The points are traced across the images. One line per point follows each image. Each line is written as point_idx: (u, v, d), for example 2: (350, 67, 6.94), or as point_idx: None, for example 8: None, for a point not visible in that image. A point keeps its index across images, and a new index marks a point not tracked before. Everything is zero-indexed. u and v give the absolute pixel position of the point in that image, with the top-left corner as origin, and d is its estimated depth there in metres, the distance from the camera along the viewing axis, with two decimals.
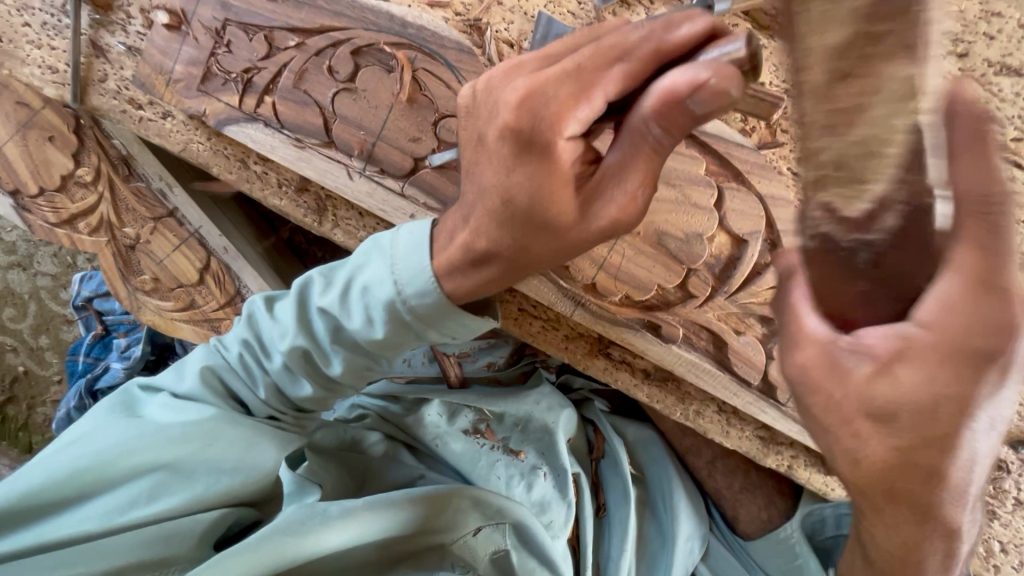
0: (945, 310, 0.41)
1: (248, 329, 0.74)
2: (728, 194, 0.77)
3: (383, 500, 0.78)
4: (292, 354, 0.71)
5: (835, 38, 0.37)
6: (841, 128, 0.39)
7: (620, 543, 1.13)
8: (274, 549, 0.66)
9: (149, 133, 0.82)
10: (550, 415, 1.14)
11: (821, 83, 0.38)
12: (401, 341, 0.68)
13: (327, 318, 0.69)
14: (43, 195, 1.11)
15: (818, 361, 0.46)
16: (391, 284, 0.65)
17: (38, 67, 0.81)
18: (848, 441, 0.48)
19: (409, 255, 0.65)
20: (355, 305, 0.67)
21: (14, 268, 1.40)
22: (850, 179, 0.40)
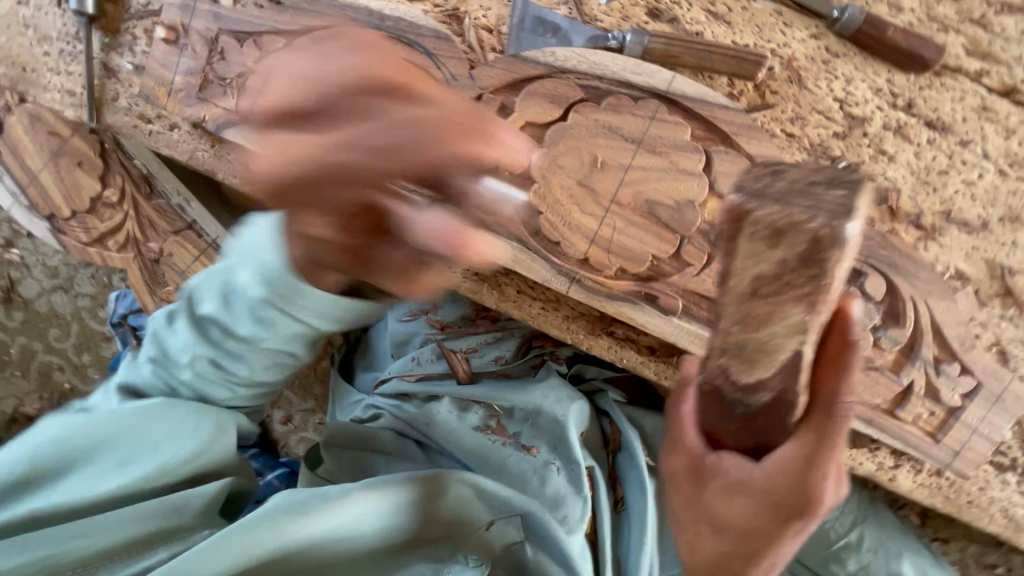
0: (781, 471, 0.51)
1: (154, 346, 0.79)
2: (716, 158, 0.76)
3: (385, 481, 0.81)
4: (201, 361, 0.76)
5: (761, 267, 0.49)
6: (751, 325, 0.51)
7: (640, 538, 1.08)
8: (270, 530, 0.69)
9: (159, 145, 0.87)
10: (559, 407, 1.13)
11: (744, 291, 0.50)
12: (293, 329, 0.73)
13: (216, 323, 0.73)
14: (76, 217, 1.19)
15: (687, 469, 0.57)
16: (262, 281, 0.70)
17: (59, 91, 0.89)
18: (686, 534, 0.59)
19: (265, 253, 0.69)
20: (229, 307, 0.72)
21: (58, 291, 1.50)
22: (747, 358, 0.52)
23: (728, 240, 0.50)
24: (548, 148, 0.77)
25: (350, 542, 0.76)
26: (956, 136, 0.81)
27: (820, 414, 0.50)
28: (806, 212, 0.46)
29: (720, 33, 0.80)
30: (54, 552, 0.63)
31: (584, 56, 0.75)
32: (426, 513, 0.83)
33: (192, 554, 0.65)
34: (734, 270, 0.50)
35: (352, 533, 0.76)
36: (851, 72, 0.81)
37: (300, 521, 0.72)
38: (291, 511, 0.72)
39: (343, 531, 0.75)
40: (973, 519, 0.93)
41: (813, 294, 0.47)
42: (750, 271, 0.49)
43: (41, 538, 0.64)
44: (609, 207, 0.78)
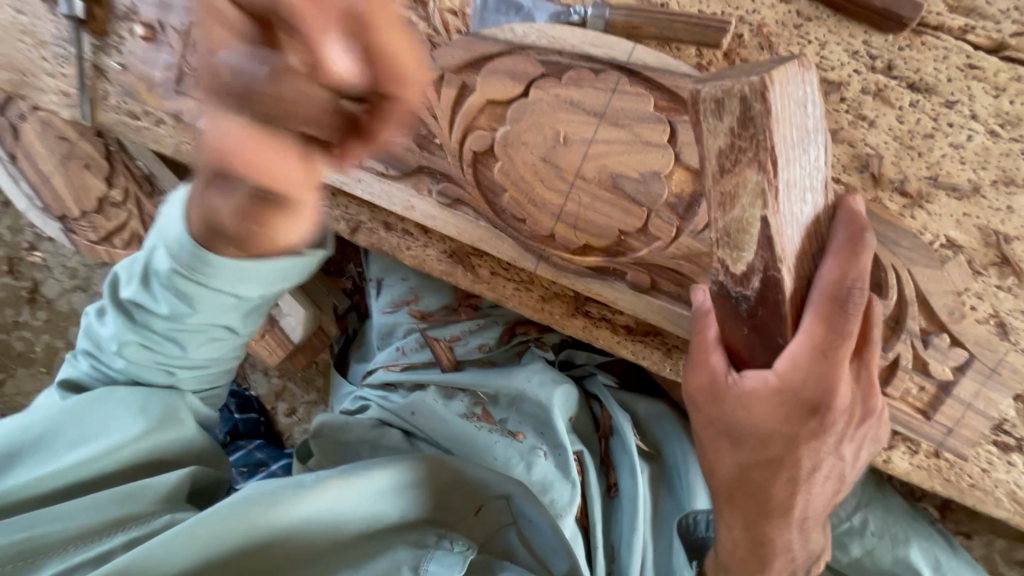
0: (793, 367, 0.57)
1: (87, 338, 0.80)
2: (680, 127, 0.74)
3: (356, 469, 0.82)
4: (131, 346, 0.75)
5: (720, 143, 0.52)
6: (727, 207, 0.54)
7: (631, 522, 1.06)
8: (240, 519, 0.71)
9: (149, 140, 0.93)
10: (543, 392, 1.11)
11: (714, 171, 0.54)
12: (224, 306, 0.69)
13: (139, 307, 0.72)
14: (86, 217, 1.26)
15: (708, 384, 0.64)
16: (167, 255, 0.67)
17: (57, 94, 0.94)
18: (710, 450, 0.67)
19: (192, 257, 0.64)
20: (156, 290, 0.70)
21: (78, 290, 1.59)
22: (734, 244, 0.56)
23: (695, 121, 0.54)
24: (510, 125, 0.77)
25: (318, 536, 0.76)
26: (939, 98, 0.77)
27: (834, 313, 0.55)
28: (737, 81, 0.49)
29: (685, 3, 0.79)
30: (29, 536, 0.65)
31: (543, 32, 0.75)
32: (401, 503, 0.85)
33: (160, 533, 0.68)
34: (706, 145, 0.53)
35: (316, 523, 0.76)
36: (825, 36, 0.78)
37: (268, 510, 0.73)
38: (259, 500, 0.73)
39: (316, 524, 0.76)
40: (977, 503, 0.88)
41: (764, 154, 0.49)
42: (714, 147, 0.53)
43: (23, 523, 0.66)
44: (573, 181, 0.78)
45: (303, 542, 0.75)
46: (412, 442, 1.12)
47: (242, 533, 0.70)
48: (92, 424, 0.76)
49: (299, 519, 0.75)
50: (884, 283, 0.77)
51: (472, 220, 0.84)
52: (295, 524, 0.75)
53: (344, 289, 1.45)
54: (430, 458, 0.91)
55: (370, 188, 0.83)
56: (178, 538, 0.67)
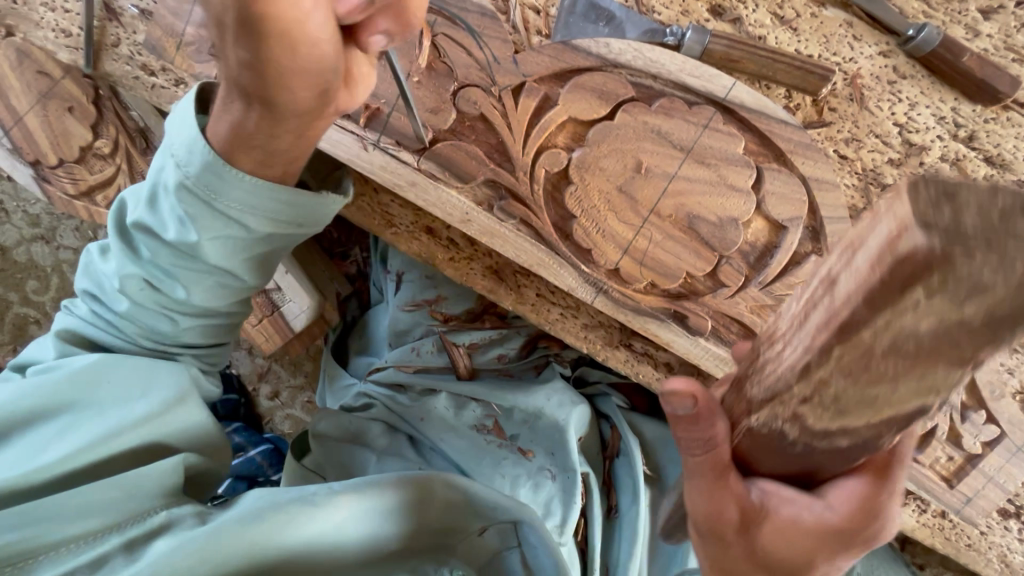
0: (846, 500, 0.51)
1: (86, 278, 0.73)
2: (767, 175, 0.71)
3: (370, 484, 0.79)
4: (132, 282, 0.68)
5: (921, 322, 0.34)
6: (861, 379, 0.38)
7: (630, 547, 1.06)
8: (245, 534, 0.67)
9: (161, 100, 0.80)
10: (561, 412, 1.07)
11: (877, 347, 0.36)
12: (225, 228, 0.64)
13: (145, 234, 0.67)
14: (63, 166, 1.10)
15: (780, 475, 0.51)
16: (173, 169, 0.63)
17: (52, 30, 0.80)
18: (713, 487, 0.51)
19: (176, 128, 0.63)
20: (166, 211, 0.65)
21: (38, 241, 1.42)
22: (839, 410, 0.40)
23: (884, 286, 0.33)
24: (588, 147, 0.71)
25: (326, 555, 0.73)
26: (1013, 175, 0.77)
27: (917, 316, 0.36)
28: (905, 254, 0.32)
29: (783, 39, 0.74)
30: (8, 542, 0.59)
31: (639, 50, 0.69)
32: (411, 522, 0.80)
33: (160, 553, 0.61)
34: (889, 323, 0.34)
35: (328, 543, 0.73)
36: (916, 96, 0.76)
37: (278, 530, 0.69)
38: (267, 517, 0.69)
39: (318, 542, 0.72)
40: (968, 560, 0.92)
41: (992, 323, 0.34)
42: (912, 326, 0.34)
43: (11, 519, 0.60)
44: (647, 217, 0.73)
45: (317, 559, 0.72)
46: (419, 451, 1.07)
47: (246, 548, 0.66)
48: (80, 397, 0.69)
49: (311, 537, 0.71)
50: None
51: (532, 244, 0.75)
52: (308, 543, 0.71)
53: (347, 275, 1.36)
54: (439, 479, 0.84)
55: (426, 194, 0.75)
56: (167, 563, 0.61)
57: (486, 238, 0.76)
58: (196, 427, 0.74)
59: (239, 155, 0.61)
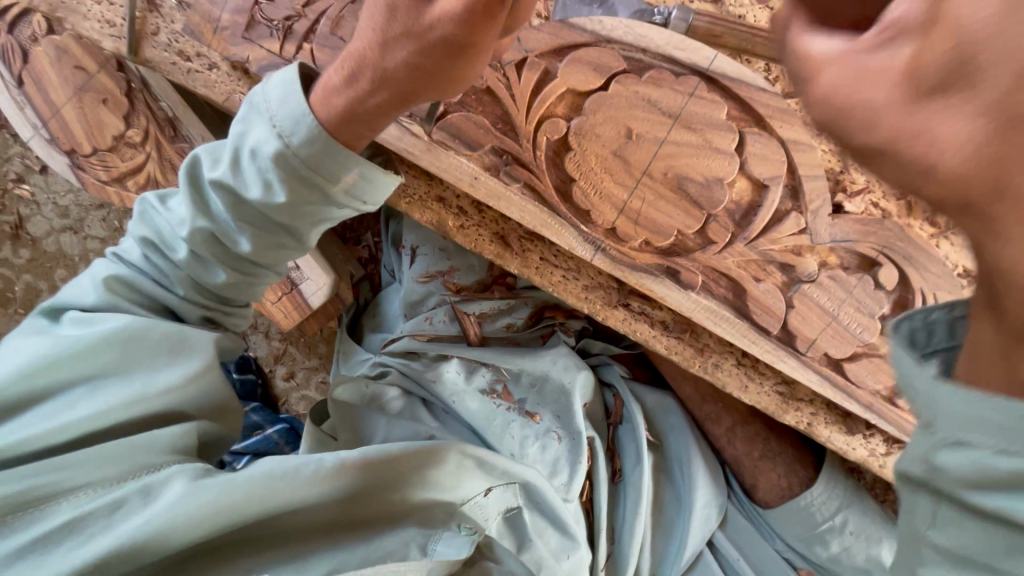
0: None
1: (145, 226, 0.77)
2: (749, 138, 0.77)
3: (378, 450, 0.83)
4: (198, 233, 0.73)
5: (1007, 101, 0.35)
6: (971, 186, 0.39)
7: (636, 509, 1.11)
8: (260, 488, 0.71)
9: (196, 84, 0.88)
10: (566, 375, 1.15)
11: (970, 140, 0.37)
12: (306, 196, 0.69)
13: (222, 191, 0.71)
14: (97, 154, 1.18)
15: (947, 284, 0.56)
16: (272, 137, 0.67)
17: (97, 21, 0.88)
18: None
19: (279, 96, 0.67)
20: (248, 170, 0.69)
21: (68, 231, 1.50)
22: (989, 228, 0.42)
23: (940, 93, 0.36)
24: (585, 116, 0.79)
25: (339, 509, 0.78)
26: None
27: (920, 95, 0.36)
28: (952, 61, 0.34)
29: (761, 16, 0.82)
30: (25, 488, 0.65)
31: (630, 27, 0.76)
32: (423, 481, 0.85)
33: (166, 509, 0.66)
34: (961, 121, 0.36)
35: (345, 498, 0.78)
36: None
37: (293, 484, 0.73)
38: (280, 473, 0.73)
39: (334, 495, 0.77)
40: None
41: None
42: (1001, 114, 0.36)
43: (31, 469, 0.66)
44: (640, 178, 0.80)
45: (331, 513, 0.77)
46: (434, 415, 1.14)
47: (261, 500, 0.71)
48: (92, 364, 0.72)
49: (326, 491, 0.77)
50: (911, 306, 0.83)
51: (535, 204, 0.84)
52: (322, 496, 0.76)
53: (360, 258, 1.45)
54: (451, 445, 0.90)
55: (440, 161, 0.83)
56: (180, 509, 0.66)
57: (494, 201, 0.85)
58: (209, 397, 0.79)
59: (340, 131, 0.67)
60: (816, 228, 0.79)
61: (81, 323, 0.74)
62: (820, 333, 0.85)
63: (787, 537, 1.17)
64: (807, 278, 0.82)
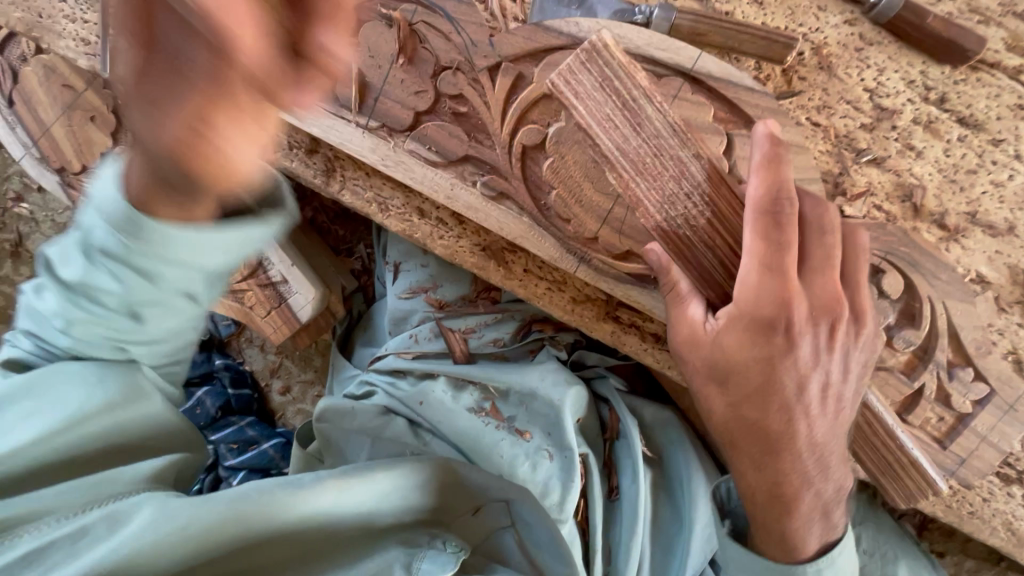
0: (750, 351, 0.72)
1: (32, 317, 0.66)
2: (737, 141, 0.74)
3: (355, 469, 0.81)
4: (78, 320, 0.61)
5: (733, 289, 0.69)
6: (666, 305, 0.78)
7: (631, 527, 1.06)
8: (230, 517, 0.68)
9: None
10: (555, 392, 1.09)
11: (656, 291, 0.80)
12: (182, 267, 0.56)
13: (89, 291, 0.58)
14: (86, 172, 1.18)
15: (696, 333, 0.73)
16: (101, 221, 0.55)
17: (73, 39, 0.87)
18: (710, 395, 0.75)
19: (213, 247, 0.55)
20: (99, 268, 0.57)
21: None
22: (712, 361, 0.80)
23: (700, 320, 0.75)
24: (563, 122, 0.74)
25: (317, 531, 0.75)
26: (987, 134, 0.78)
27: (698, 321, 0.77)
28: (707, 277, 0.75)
29: (749, 13, 0.78)
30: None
31: (607, 28, 0.73)
32: (403, 501, 0.83)
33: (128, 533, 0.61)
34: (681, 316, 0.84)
35: (316, 524, 0.74)
36: (884, 62, 0.78)
37: (267, 508, 0.71)
38: (256, 498, 0.71)
39: (310, 517, 0.74)
40: (973, 530, 0.89)
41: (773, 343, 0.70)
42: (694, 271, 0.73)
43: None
44: (623, 186, 0.76)
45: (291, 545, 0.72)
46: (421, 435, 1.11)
47: (233, 529, 0.68)
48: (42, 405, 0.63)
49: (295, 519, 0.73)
50: (917, 313, 0.78)
51: (516, 216, 0.80)
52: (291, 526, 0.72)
53: (353, 270, 1.42)
54: (435, 460, 0.89)
55: (414, 173, 0.81)
56: (150, 537, 0.62)
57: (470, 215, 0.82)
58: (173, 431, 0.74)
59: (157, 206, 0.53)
60: None
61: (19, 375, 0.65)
62: None
63: None
64: None
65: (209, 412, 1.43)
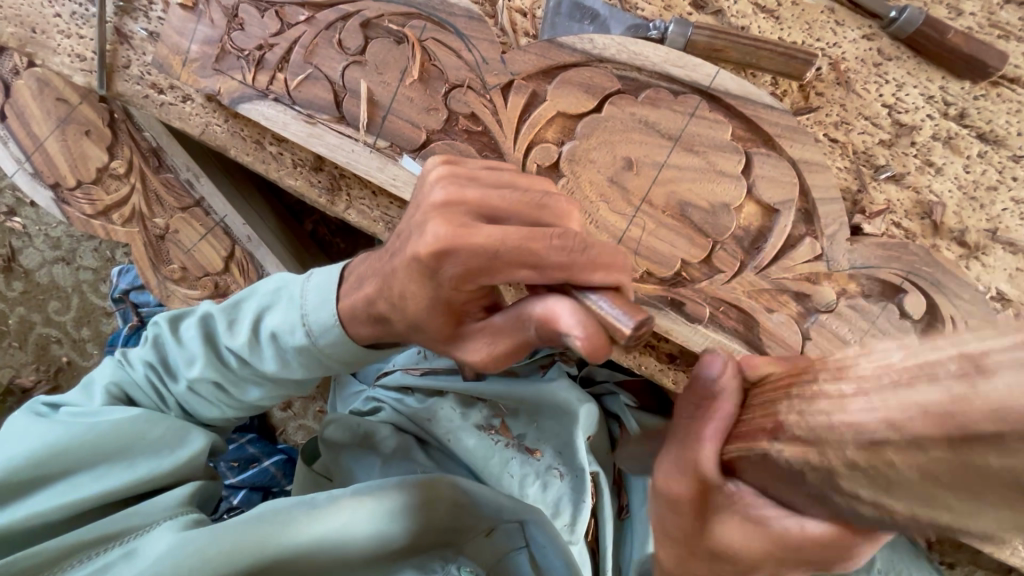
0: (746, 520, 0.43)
1: (152, 350, 0.77)
2: (756, 159, 0.72)
3: (375, 486, 0.77)
4: (205, 383, 0.74)
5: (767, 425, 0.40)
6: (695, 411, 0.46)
7: (642, 546, 1.04)
8: (250, 538, 0.66)
9: (170, 117, 0.83)
10: (567, 410, 1.07)
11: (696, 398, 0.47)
12: (312, 364, 0.70)
13: (238, 357, 0.72)
14: (81, 188, 1.15)
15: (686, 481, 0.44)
16: (299, 330, 0.68)
17: (68, 56, 0.85)
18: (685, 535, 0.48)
19: (318, 301, 0.66)
20: (264, 345, 0.71)
21: (60, 262, 1.47)
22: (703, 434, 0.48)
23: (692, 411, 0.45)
24: (578, 141, 0.73)
25: (337, 556, 0.72)
26: (1008, 150, 0.77)
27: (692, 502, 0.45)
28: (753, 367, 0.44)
29: (765, 28, 0.76)
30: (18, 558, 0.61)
31: (623, 45, 0.71)
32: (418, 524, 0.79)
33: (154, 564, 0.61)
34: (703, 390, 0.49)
35: (316, 549, 0.70)
36: (903, 77, 0.76)
37: (285, 530, 0.68)
38: (274, 518, 0.68)
39: (328, 541, 0.71)
40: (992, 549, 0.88)
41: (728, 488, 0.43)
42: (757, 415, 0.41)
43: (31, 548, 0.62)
44: (640, 206, 0.74)
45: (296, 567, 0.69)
46: (430, 454, 1.09)
47: (253, 551, 0.65)
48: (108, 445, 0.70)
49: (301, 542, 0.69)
50: None
51: None
52: (295, 552, 0.68)
53: None
54: (442, 477, 0.83)
55: None
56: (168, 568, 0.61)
57: None
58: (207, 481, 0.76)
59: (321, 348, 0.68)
60: (832, 253, 0.74)
61: (94, 414, 0.72)
62: None
63: None
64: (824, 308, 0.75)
65: None
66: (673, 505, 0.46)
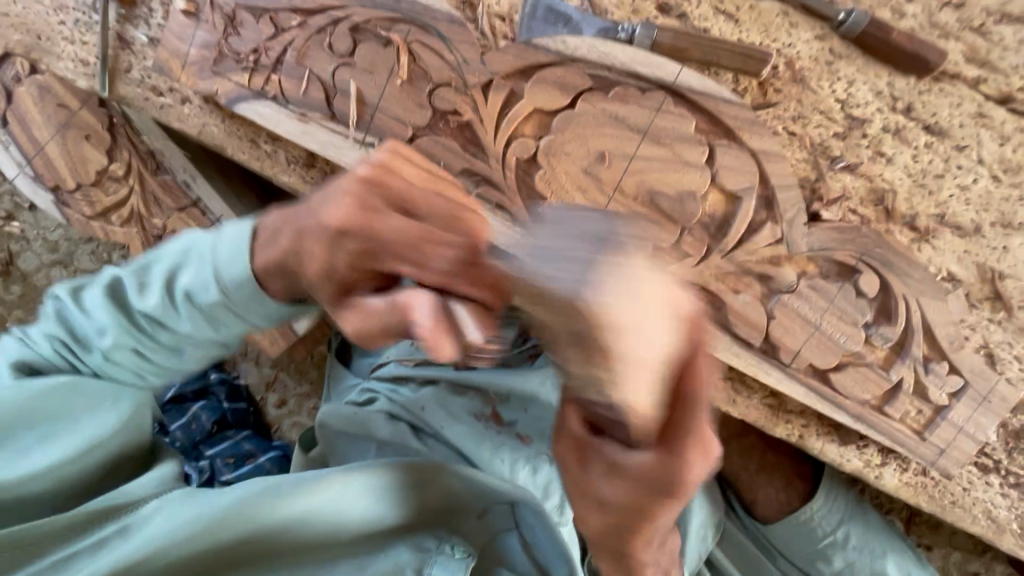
0: (628, 470, 0.49)
1: (60, 323, 0.75)
2: (719, 151, 0.77)
3: (371, 466, 0.81)
4: (115, 349, 0.73)
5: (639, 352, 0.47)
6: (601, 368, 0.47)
7: None
8: (246, 509, 0.70)
9: (169, 118, 0.88)
10: (556, 397, 1.10)
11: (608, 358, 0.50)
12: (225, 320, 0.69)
13: (150, 318, 0.71)
14: (80, 190, 1.19)
15: (571, 446, 0.52)
16: (212, 284, 0.67)
17: (72, 61, 0.89)
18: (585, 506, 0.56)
19: (228, 256, 0.66)
20: (177, 307, 0.69)
21: (57, 266, 1.50)
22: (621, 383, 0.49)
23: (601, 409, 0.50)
24: (553, 135, 0.78)
25: (332, 530, 0.76)
26: (951, 141, 0.83)
27: (574, 450, 0.52)
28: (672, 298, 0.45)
29: (725, 30, 0.82)
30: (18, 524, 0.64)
31: (594, 47, 0.77)
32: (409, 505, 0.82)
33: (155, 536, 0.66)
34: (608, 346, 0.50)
35: (311, 523, 0.74)
36: (854, 74, 0.83)
37: (278, 504, 0.72)
38: (271, 492, 0.72)
39: (320, 516, 0.74)
40: (955, 519, 0.92)
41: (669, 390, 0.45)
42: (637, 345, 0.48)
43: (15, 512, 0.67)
44: (612, 195, 0.79)
45: (283, 541, 0.72)
46: (422, 439, 1.12)
47: (247, 524, 0.70)
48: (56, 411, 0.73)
49: (289, 517, 0.72)
50: (893, 311, 0.82)
51: (508, 225, 0.81)
52: (285, 525, 0.72)
53: None
54: (436, 465, 0.86)
55: None
56: (167, 537, 0.66)
57: None
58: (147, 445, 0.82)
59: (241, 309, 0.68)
60: (792, 237, 0.79)
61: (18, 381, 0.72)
62: (804, 344, 0.83)
63: (789, 554, 1.12)
64: (786, 289, 0.81)
65: (204, 426, 1.42)
66: (563, 463, 0.54)
